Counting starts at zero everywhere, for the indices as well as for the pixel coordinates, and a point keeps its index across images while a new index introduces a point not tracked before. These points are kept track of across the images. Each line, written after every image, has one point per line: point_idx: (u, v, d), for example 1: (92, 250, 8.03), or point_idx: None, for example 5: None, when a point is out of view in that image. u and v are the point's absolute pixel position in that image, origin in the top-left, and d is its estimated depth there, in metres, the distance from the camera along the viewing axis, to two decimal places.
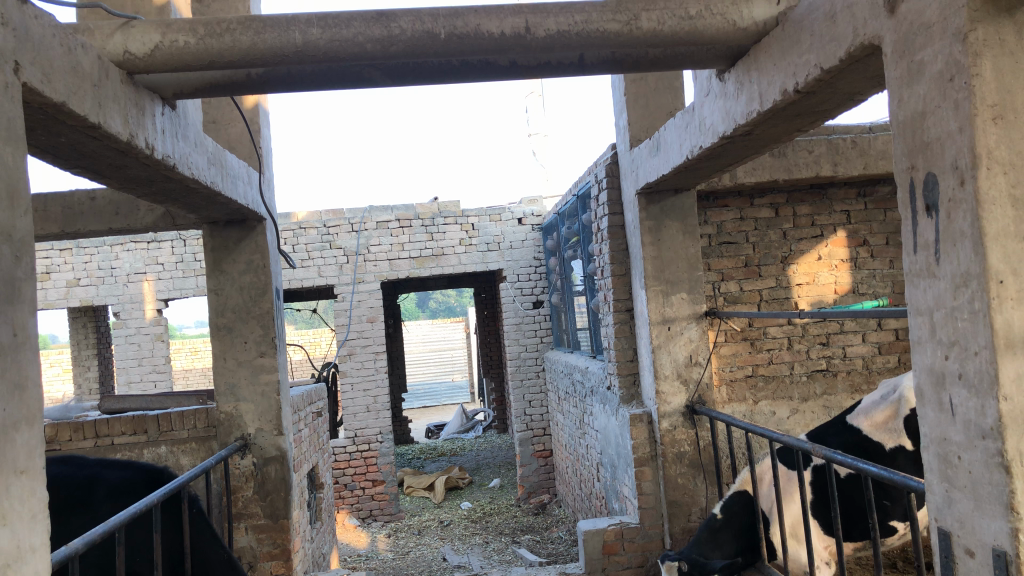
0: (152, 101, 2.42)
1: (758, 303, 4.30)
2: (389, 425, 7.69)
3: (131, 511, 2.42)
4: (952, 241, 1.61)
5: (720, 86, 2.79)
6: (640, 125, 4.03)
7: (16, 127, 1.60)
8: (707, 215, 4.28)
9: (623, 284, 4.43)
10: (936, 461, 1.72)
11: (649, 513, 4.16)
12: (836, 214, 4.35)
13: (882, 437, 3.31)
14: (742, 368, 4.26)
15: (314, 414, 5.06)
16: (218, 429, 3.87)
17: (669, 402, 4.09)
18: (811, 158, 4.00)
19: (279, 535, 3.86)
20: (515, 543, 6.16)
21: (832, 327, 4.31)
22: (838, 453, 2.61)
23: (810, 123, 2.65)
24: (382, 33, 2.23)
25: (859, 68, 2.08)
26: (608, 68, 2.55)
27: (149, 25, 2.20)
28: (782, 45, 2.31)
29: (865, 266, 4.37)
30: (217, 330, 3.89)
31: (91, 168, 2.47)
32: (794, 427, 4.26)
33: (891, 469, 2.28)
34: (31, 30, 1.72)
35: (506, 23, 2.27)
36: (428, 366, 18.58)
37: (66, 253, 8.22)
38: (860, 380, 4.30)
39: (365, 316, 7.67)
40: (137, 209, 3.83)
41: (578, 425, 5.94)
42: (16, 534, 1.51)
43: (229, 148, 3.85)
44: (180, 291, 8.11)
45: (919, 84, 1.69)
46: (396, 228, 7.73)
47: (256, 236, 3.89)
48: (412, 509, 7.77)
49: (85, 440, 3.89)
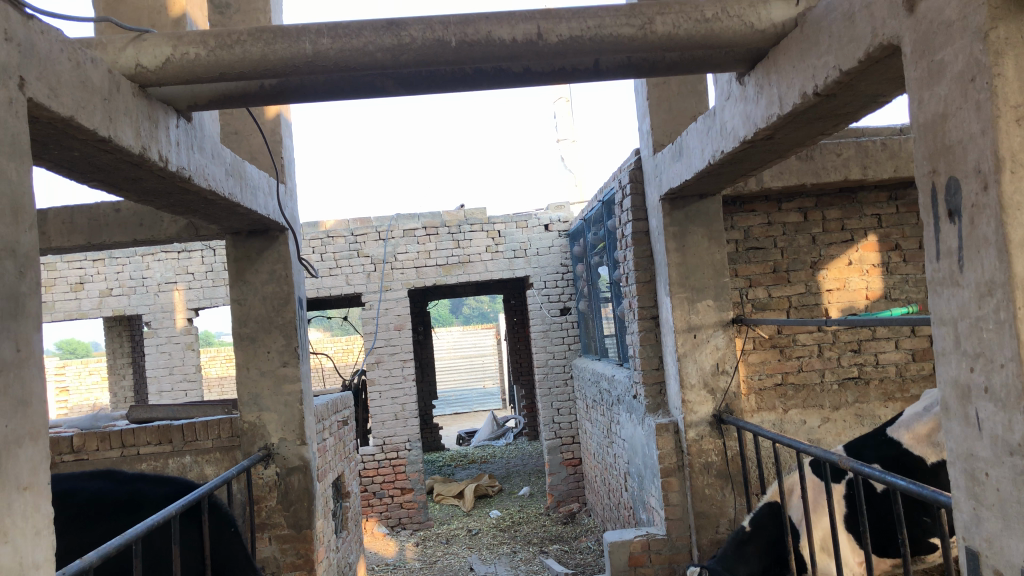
0: (166, 114, 2.42)
1: (787, 309, 4.21)
2: (417, 432, 7.66)
3: (147, 524, 2.40)
4: (976, 248, 1.54)
5: (740, 89, 2.73)
6: (663, 130, 3.98)
7: (20, 142, 1.61)
8: (734, 220, 4.20)
9: (647, 291, 4.37)
10: (962, 477, 1.65)
11: (676, 525, 4.10)
12: (866, 218, 4.25)
13: (924, 452, 3.21)
14: (771, 376, 4.17)
15: (339, 423, 5.06)
16: (242, 439, 3.88)
17: (695, 411, 4.01)
18: (839, 161, 3.90)
19: (303, 545, 3.86)
20: (543, 553, 6.12)
21: (864, 333, 4.20)
22: (867, 466, 2.52)
23: (833, 126, 2.58)
24: (392, 42, 2.21)
25: (879, 69, 2.01)
26: (623, 74, 2.51)
27: (160, 38, 2.20)
28: (800, 47, 2.25)
29: (897, 271, 4.26)
30: (240, 340, 3.91)
31: (107, 181, 2.48)
32: (826, 436, 4.15)
33: (921, 484, 2.20)
34: (37, 44, 1.73)
35: (517, 29, 2.23)
36: (459, 373, 18.56)
37: (99, 264, 8.36)
38: (893, 388, 4.18)
39: (392, 324, 7.67)
40: (161, 220, 3.85)
41: (605, 433, 5.89)
42: (19, 552, 1.50)
43: (251, 158, 3.86)
44: (210, 300, 8.22)
45: (939, 85, 1.62)
46: (422, 235, 7.74)
47: (279, 246, 3.90)
48: (441, 517, 7.76)
49: (112, 449, 3.89)
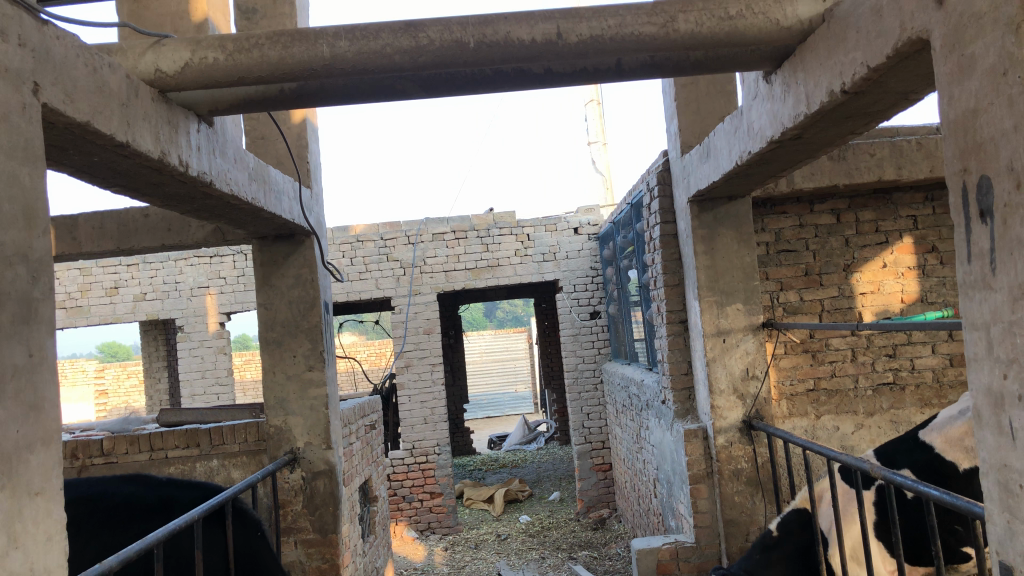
0: (187, 119, 2.42)
1: (820, 313, 4.12)
2: (446, 437, 7.63)
3: (169, 528, 2.39)
4: (1008, 250, 1.48)
5: (768, 88, 2.66)
6: (691, 130, 3.91)
7: (34, 147, 1.61)
8: (765, 222, 4.12)
9: (676, 295, 4.31)
10: (996, 489, 1.58)
11: (705, 533, 4.03)
12: (901, 219, 4.15)
13: (956, 457, 3.08)
14: (803, 381, 4.08)
15: (367, 427, 5.06)
16: (268, 443, 3.89)
17: (725, 417, 3.93)
18: (873, 161, 3.81)
19: (328, 549, 3.85)
20: (572, 560, 6.06)
21: (899, 338, 4.10)
22: (900, 474, 2.45)
23: (863, 125, 2.51)
24: (409, 44, 2.19)
25: (909, 65, 1.95)
26: (646, 73, 2.45)
27: (179, 43, 2.21)
28: (828, 43, 2.18)
29: (933, 274, 4.15)
30: (267, 344, 3.93)
31: (130, 187, 2.49)
32: (859, 443, 4.05)
33: (955, 494, 2.13)
34: (52, 49, 1.73)
35: (536, 29, 2.20)
36: (491, 377, 18.59)
37: (132, 268, 8.47)
38: (930, 394, 4.07)
39: (421, 328, 7.67)
40: (189, 225, 3.88)
41: (634, 439, 5.82)
42: (30, 557, 1.49)
43: (277, 163, 3.87)
44: (242, 304, 8.32)
45: (970, 81, 1.55)
46: (451, 239, 7.73)
47: (304, 251, 3.91)
48: (470, 522, 7.75)
49: (140, 453, 3.92)
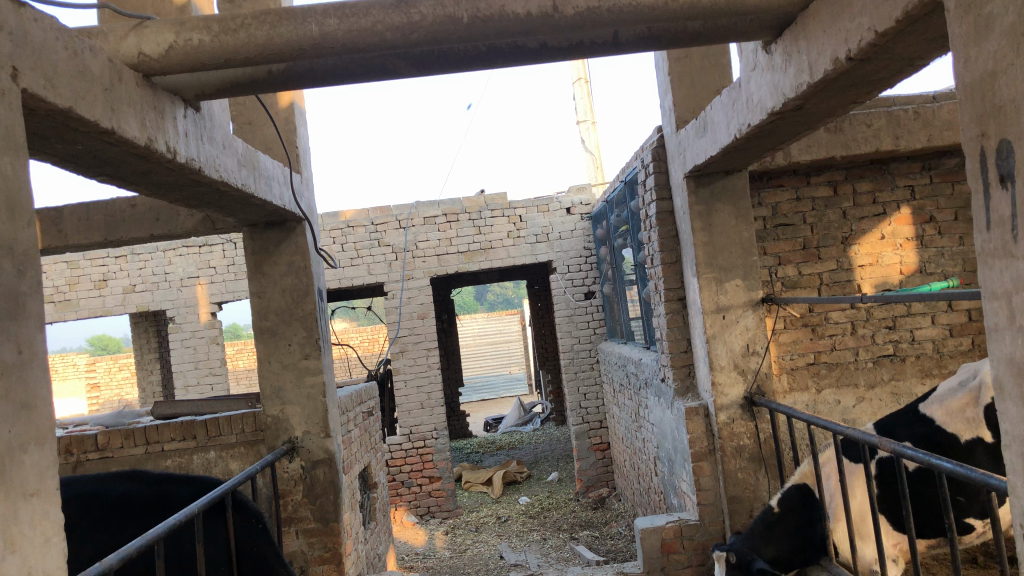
0: (173, 104, 2.34)
1: (818, 287, 4.08)
2: (443, 421, 7.60)
3: (169, 524, 2.33)
4: None
5: (766, 58, 2.61)
6: (685, 105, 3.85)
7: (15, 135, 1.54)
8: (762, 197, 4.08)
9: (673, 272, 4.27)
10: (1018, 460, 1.54)
11: (709, 510, 4.01)
12: (899, 190, 4.11)
13: (959, 428, 3.08)
14: (804, 356, 4.05)
15: (364, 414, 5.00)
16: (265, 433, 3.83)
17: (726, 394, 3.90)
18: (870, 132, 3.76)
19: (330, 538, 3.81)
20: (573, 540, 6.05)
21: (898, 309, 4.07)
22: (908, 447, 2.40)
23: (865, 94, 2.46)
24: (402, 20, 2.12)
25: (917, 30, 1.90)
26: (644, 45, 2.37)
27: (162, 25, 2.12)
28: (831, 10, 2.12)
29: (932, 244, 4.12)
30: (261, 333, 3.86)
31: (116, 175, 2.42)
32: (861, 416, 4.03)
33: (968, 466, 2.07)
34: (31, 33, 1.65)
35: (531, 2, 2.14)
36: (485, 360, 18.57)
37: (121, 260, 8.38)
38: (930, 364, 4.05)
39: (415, 312, 7.60)
40: (177, 215, 3.79)
41: (633, 418, 5.80)
42: (27, 561, 1.44)
43: (265, 149, 3.78)
44: (233, 293, 8.26)
45: (987, 42, 1.50)
46: (443, 222, 7.67)
47: (296, 238, 3.84)
48: (470, 505, 7.74)
49: (136, 446, 3.87)
